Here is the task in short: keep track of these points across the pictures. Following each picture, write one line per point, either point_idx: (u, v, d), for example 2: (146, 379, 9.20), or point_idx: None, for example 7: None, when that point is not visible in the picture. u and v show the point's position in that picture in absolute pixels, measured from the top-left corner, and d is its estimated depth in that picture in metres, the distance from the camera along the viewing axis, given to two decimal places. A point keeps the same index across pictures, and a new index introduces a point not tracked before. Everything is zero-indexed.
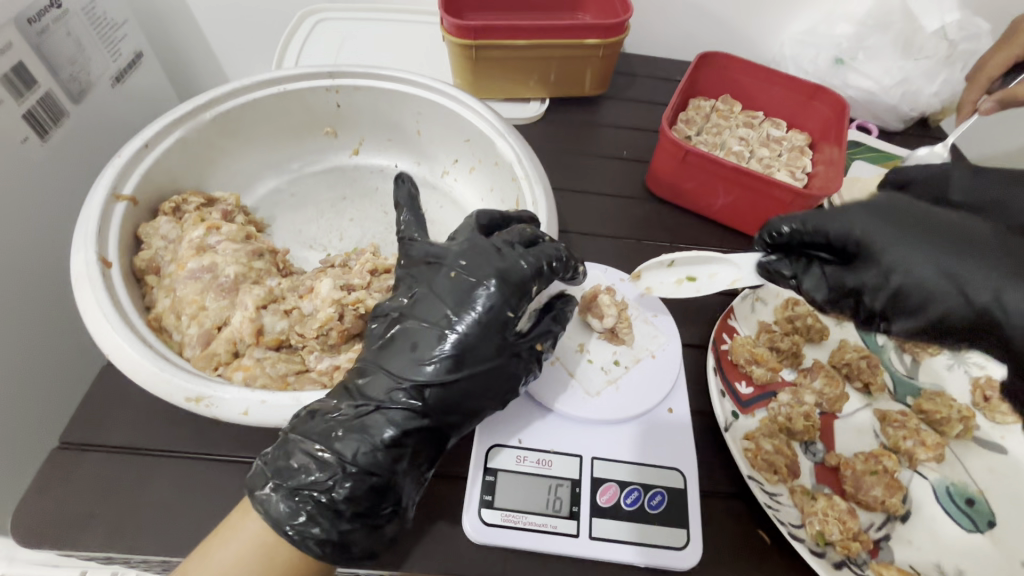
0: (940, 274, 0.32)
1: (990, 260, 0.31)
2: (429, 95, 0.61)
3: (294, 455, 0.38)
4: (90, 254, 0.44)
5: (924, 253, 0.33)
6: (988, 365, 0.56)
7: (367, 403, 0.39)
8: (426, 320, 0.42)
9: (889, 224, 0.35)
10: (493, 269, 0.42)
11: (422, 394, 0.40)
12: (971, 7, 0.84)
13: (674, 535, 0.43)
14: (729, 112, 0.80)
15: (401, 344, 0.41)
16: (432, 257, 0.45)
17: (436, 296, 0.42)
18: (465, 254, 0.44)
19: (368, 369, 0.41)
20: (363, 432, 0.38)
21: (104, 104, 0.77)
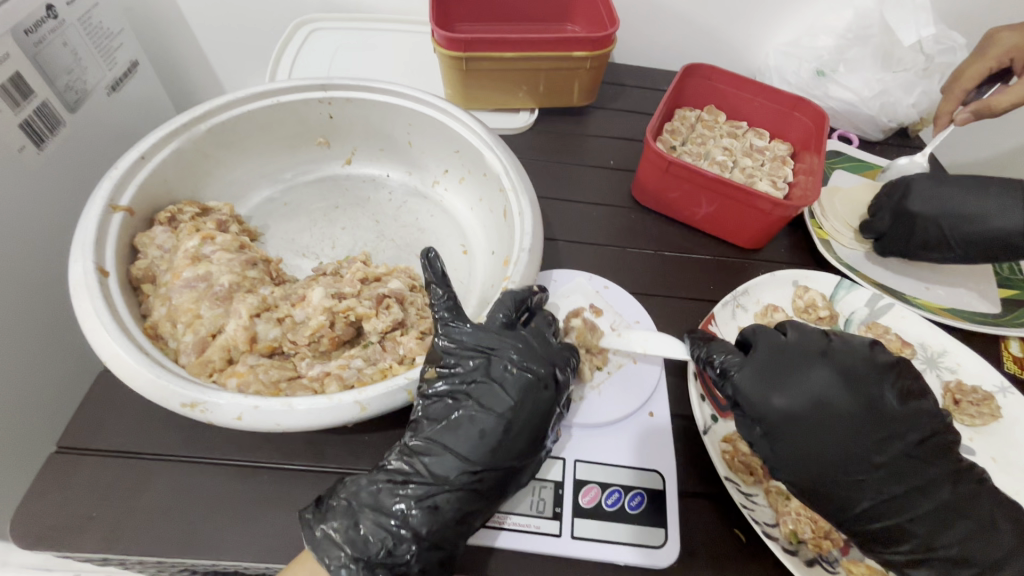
0: (842, 464, 0.43)
1: (881, 475, 0.43)
2: (419, 107, 0.63)
3: (367, 524, 0.39)
4: (88, 263, 0.45)
5: (838, 450, 0.43)
6: (958, 370, 0.59)
7: (435, 482, 0.40)
8: (489, 408, 0.42)
9: (820, 414, 0.44)
10: (546, 364, 0.45)
11: (485, 478, 0.41)
12: (949, 21, 0.87)
13: (652, 534, 0.45)
14: (713, 123, 0.83)
15: (466, 427, 0.42)
16: (486, 344, 0.44)
17: (495, 384, 0.43)
18: (519, 348, 0.45)
19: (430, 448, 0.42)
20: (433, 510, 0.39)
21: (100, 113, 0.78)
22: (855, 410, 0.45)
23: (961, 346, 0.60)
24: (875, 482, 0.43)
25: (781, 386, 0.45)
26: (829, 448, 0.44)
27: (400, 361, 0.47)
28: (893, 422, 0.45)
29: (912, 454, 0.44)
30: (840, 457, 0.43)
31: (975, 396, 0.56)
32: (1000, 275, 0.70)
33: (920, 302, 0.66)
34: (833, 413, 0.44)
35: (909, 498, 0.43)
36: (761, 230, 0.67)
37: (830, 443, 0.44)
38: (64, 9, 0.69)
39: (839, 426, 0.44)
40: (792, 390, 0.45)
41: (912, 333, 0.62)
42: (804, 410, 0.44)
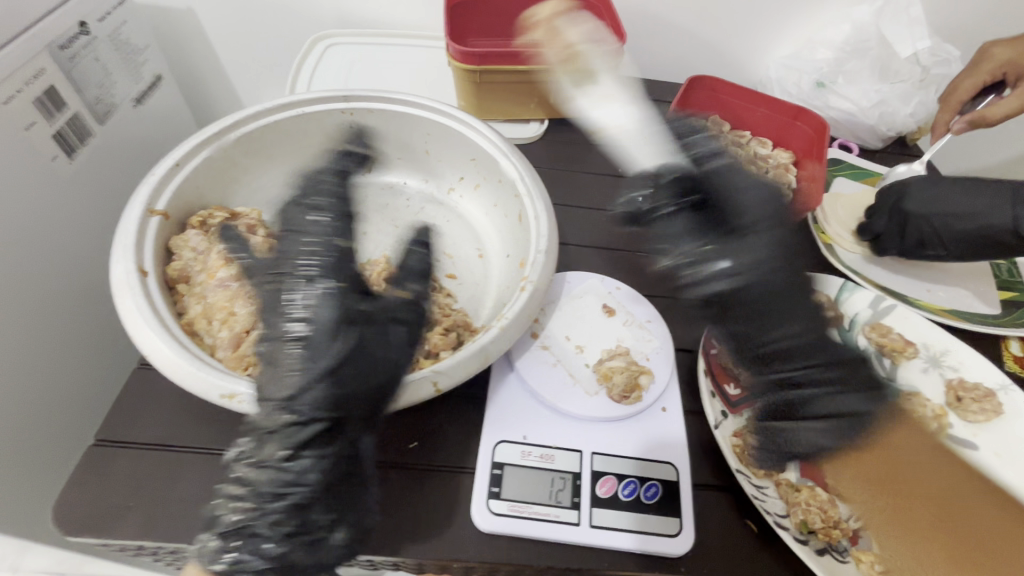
0: (773, 300, 0.40)
1: (796, 303, 0.40)
2: (437, 116, 0.66)
3: (230, 483, 0.39)
4: (129, 264, 0.47)
5: (774, 287, 0.40)
6: (961, 368, 0.61)
7: (258, 432, 0.39)
8: (275, 334, 0.40)
9: (764, 237, 0.43)
10: (315, 260, 0.41)
11: (300, 406, 0.38)
12: (943, 35, 0.90)
13: (667, 523, 0.46)
14: (717, 132, 0.85)
15: (273, 368, 0.40)
16: (306, 266, 0.41)
17: (274, 308, 0.41)
18: (337, 270, 0.41)
19: (264, 402, 0.39)
20: (263, 460, 0.38)
21: (127, 125, 0.81)
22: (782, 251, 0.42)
23: (962, 346, 0.62)
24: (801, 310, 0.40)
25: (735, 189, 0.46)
26: (759, 286, 0.40)
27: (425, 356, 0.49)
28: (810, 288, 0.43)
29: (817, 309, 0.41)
30: (782, 298, 0.40)
31: (976, 393, 0.58)
32: (1000, 277, 0.72)
33: (924, 304, 0.68)
34: (763, 245, 0.42)
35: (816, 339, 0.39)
36: None
37: (756, 266, 0.41)
38: (96, 26, 0.73)
39: (767, 257, 0.42)
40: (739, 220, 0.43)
41: (916, 333, 0.64)
42: (747, 230, 0.43)
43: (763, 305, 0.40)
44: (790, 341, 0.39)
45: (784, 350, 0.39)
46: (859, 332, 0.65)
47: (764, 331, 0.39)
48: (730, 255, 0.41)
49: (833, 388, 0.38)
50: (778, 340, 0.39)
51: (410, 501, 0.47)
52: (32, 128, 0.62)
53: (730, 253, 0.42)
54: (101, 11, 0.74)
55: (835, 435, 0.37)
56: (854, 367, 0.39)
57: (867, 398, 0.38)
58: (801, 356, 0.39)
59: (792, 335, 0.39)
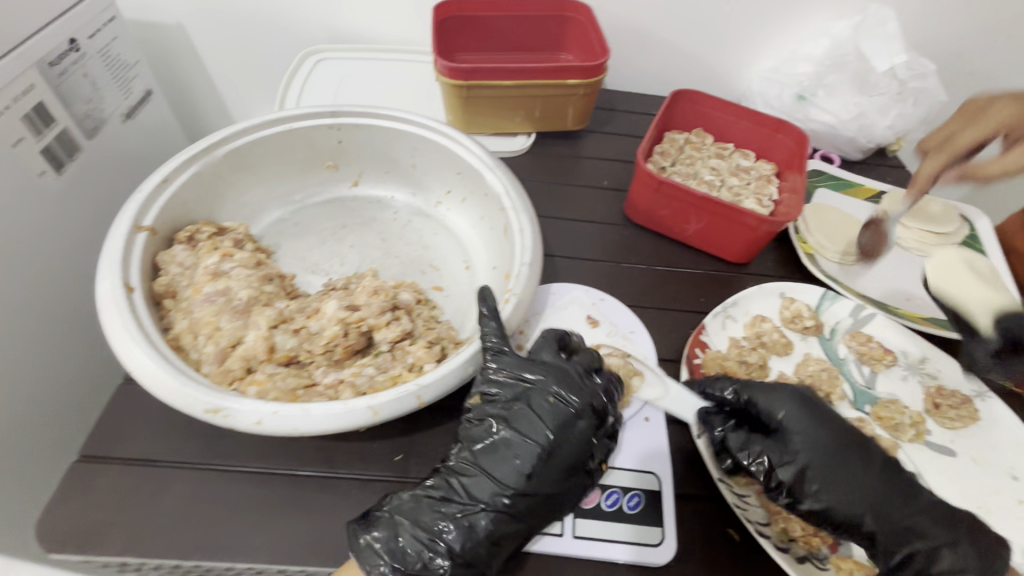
0: (847, 486, 0.47)
1: (882, 504, 0.46)
2: (423, 132, 0.67)
3: (402, 535, 0.42)
4: (115, 280, 0.48)
5: (835, 459, 0.48)
6: (939, 376, 0.62)
7: (473, 503, 0.44)
8: (490, 472, 0.45)
9: (816, 435, 0.49)
10: (580, 394, 0.48)
11: (517, 503, 0.44)
12: (919, 48, 0.92)
13: (650, 532, 0.47)
14: (701, 144, 0.87)
15: (504, 453, 0.45)
16: (522, 371, 0.49)
17: (529, 417, 0.47)
18: (559, 380, 0.49)
19: (468, 470, 0.45)
20: (469, 530, 0.43)
21: (115, 139, 0.82)
22: (841, 432, 0.49)
23: (940, 354, 0.63)
24: (885, 498, 0.47)
25: (778, 389, 0.52)
26: (846, 477, 0.47)
27: (409, 368, 0.49)
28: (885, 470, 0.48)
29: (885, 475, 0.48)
30: (839, 475, 0.47)
31: (954, 399, 0.59)
32: None
33: (902, 312, 0.70)
34: (835, 440, 0.49)
35: (907, 507, 0.47)
36: (749, 244, 0.71)
37: (826, 453, 0.48)
38: (86, 43, 0.73)
39: (837, 449, 0.48)
40: (804, 420, 0.50)
41: (894, 342, 0.66)
42: (792, 429, 0.50)
43: (839, 483, 0.47)
44: (880, 505, 0.46)
45: (884, 511, 0.46)
46: (839, 340, 0.66)
47: (858, 496, 0.46)
48: (831, 462, 0.48)
49: (942, 539, 0.45)
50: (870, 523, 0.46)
51: None
52: (20, 143, 0.63)
53: (785, 461, 0.48)
54: (91, 27, 0.74)
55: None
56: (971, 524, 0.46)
57: (952, 554, 0.45)
58: (904, 520, 0.46)
59: (869, 505, 0.46)
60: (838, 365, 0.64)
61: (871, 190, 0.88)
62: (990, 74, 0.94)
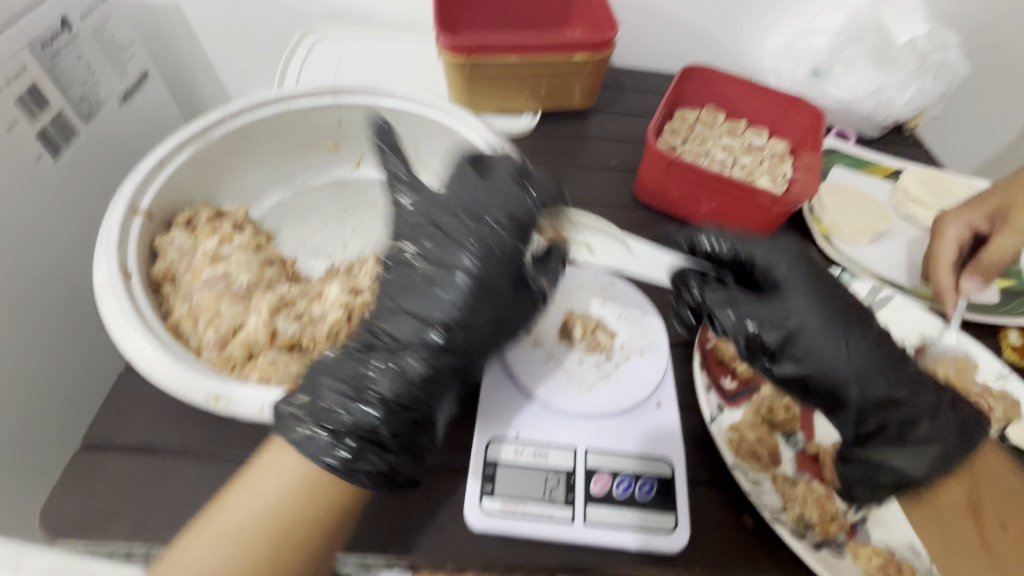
0: (841, 346, 0.42)
1: (877, 365, 0.42)
2: (426, 111, 0.65)
3: (326, 398, 0.40)
4: (112, 265, 0.47)
5: (827, 319, 0.43)
6: (958, 358, 0.61)
7: (398, 343, 0.42)
8: (422, 313, 0.42)
9: (809, 291, 0.44)
10: (509, 216, 0.44)
11: (451, 336, 0.42)
12: (942, 19, 0.88)
13: (662, 519, 0.46)
14: (712, 122, 0.84)
15: (428, 290, 0.43)
16: (433, 204, 0.45)
17: (450, 248, 0.43)
18: (487, 203, 0.44)
19: (387, 313, 0.43)
20: (398, 373, 0.41)
21: (113, 122, 0.80)
22: (835, 295, 0.45)
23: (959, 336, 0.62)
24: (879, 360, 0.42)
25: (774, 250, 0.47)
26: (840, 338, 0.42)
27: None
28: (885, 341, 0.43)
29: (886, 342, 0.43)
30: (829, 328, 0.42)
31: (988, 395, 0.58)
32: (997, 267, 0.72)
33: (917, 293, 0.68)
34: (824, 299, 0.43)
35: (902, 377, 0.42)
36: (762, 225, 0.69)
37: (815, 309, 0.43)
38: (78, 23, 0.71)
39: (832, 313, 0.43)
40: (800, 279, 0.45)
41: (912, 325, 0.64)
42: (787, 282, 0.45)
43: (818, 341, 0.42)
44: (864, 369, 0.42)
45: (868, 379, 0.42)
46: None
47: (841, 358, 0.42)
48: (829, 321, 0.42)
49: (921, 411, 0.41)
50: (862, 376, 0.42)
51: (402, 497, 0.46)
52: (15, 127, 0.61)
53: (775, 321, 0.43)
54: (84, 7, 0.72)
55: (940, 454, 0.40)
56: (956, 400, 0.43)
57: (947, 428, 0.41)
58: (887, 388, 0.42)
59: (858, 368, 0.42)
60: None
61: (888, 169, 0.85)
62: (1012, 47, 0.91)
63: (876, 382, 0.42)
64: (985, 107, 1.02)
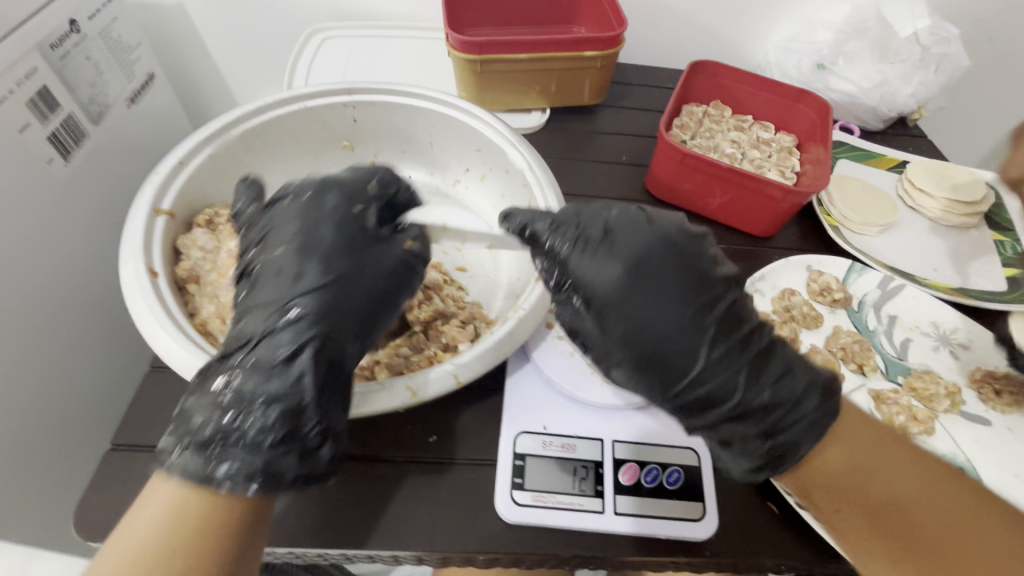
0: (679, 353, 0.39)
1: (716, 365, 0.39)
2: (440, 108, 0.65)
3: (196, 416, 0.38)
4: (139, 265, 0.47)
5: (658, 319, 0.39)
6: (970, 346, 0.62)
7: (252, 340, 0.41)
8: (275, 299, 0.43)
9: (629, 289, 0.40)
10: (346, 195, 0.48)
11: (304, 307, 0.42)
12: (944, 13, 0.89)
13: (690, 507, 0.46)
14: (719, 117, 0.85)
15: (274, 279, 0.44)
16: (272, 203, 0.48)
17: (288, 236, 0.45)
18: (314, 192, 0.48)
19: (244, 315, 0.43)
20: (259, 364, 0.40)
21: (121, 124, 0.80)
22: (675, 284, 0.40)
23: (971, 324, 0.63)
24: (717, 358, 0.39)
25: (601, 246, 0.42)
26: (674, 341, 0.39)
27: (444, 349, 0.50)
28: (733, 332, 0.40)
29: (726, 332, 0.40)
30: (660, 334, 0.39)
31: (1010, 385, 0.58)
32: (1004, 255, 0.73)
33: (930, 282, 0.69)
34: (668, 296, 0.40)
35: (739, 375, 0.39)
36: (775, 216, 0.70)
37: (647, 311, 0.39)
38: (86, 24, 0.71)
39: (679, 311, 0.39)
40: (626, 275, 0.41)
41: (924, 314, 0.65)
42: (608, 288, 0.41)
43: (657, 347, 0.39)
44: (712, 371, 0.39)
45: (712, 382, 0.40)
46: (867, 312, 0.65)
47: (682, 365, 0.39)
48: (647, 325, 0.39)
49: (767, 407, 0.40)
50: (704, 381, 0.39)
51: (432, 491, 0.46)
52: (27, 129, 0.61)
53: (608, 334, 0.41)
54: (91, 8, 0.72)
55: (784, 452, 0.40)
56: (815, 390, 0.40)
57: (800, 424, 0.39)
58: (740, 386, 0.40)
59: (708, 367, 0.39)
60: (867, 337, 0.63)
61: (894, 160, 0.86)
62: (1012, 39, 0.92)
63: (730, 384, 0.39)
64: (985, 98, 1.03)
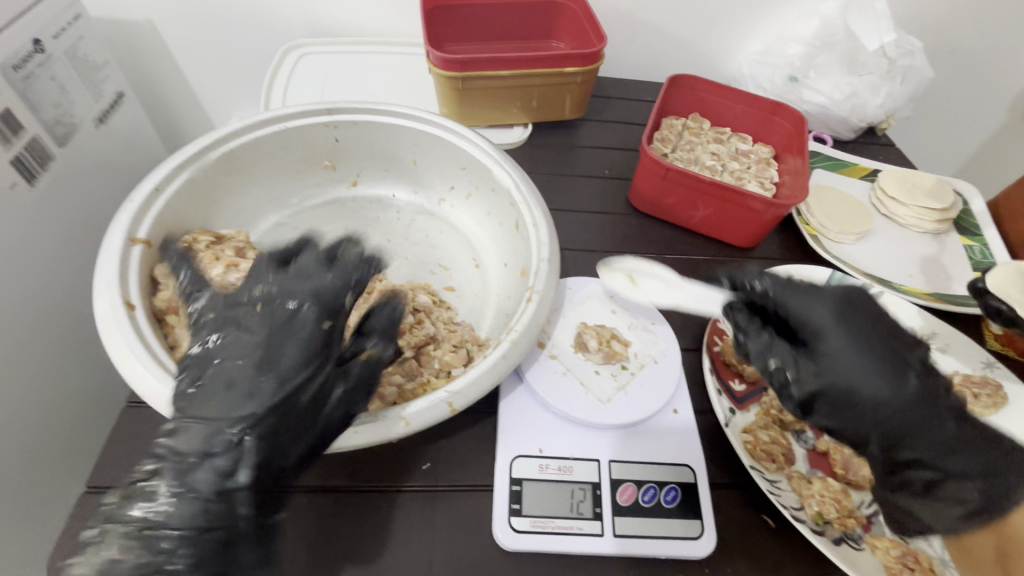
0: (882, 403, 0.42)
1: (914, 423, 0.42)
2: (424, 127, 0.65)
3: (117, 533, 0.34)
4: (115, 298, 0.45)
5: (856, 374, 0.42)
6: (948, 351, 0.64)
7: (187, 456, 0.36)
8: (207, 416, 0.37)
9: (845, 343, 0.43)
10: (308, 298, 0.41)
11: (256, 429, 0.38)
12: (908, 26, 0.93)
13: (689, 526, 0.46)
14: (699, 130, 0.86)
15: (218, 390, 0.38)
16: (227, 301, 0.42)
17: (238, 343, 0.40)
18: (271, 296, 0.42)
19: (181, 425, 0.37)
20: (196, 487, 0.36)
21: (89, 145, 0.77)
22: (885, 344, 0.43)
23: (948, 330, 0.65)
24: (919, 415, 0.42)
25: (817, 296, 0.45)
26: (872, 390, 0.41)
27: (437, 374, 0.50)
28: (927, 391, 0.42)
29: (925, 390, 0.43)
30: (866, 390, 0.41)
31: (986, 387, 0.59)
32: (974, 259, 0.76)
33: (906, 288, 0.71)
34: (874, 349, 0.43)
35: (933, 431, 0.42)
36: (756, 228, 0.71)
37: (849, 365, 0.42)
38: (50, 43, 0.68)
39: (884, 365, 0.42)
40: (839, 324, 0.43)
41: (903, 320, 0.66)
42: (823, 334, 0.43)
43: (852, 400, 0.42)
44: (913, 422, 0.42)
45: (908, 433, 0.42)
46: None
47: (880, 416, 0.42)
48: (863, 374, 0.42)
49: (962, 467, 0.42)
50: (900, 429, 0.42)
51: (427, 521, 0.45)
52: None
53: (811, 375, 0.43)
54: (55, 26, 0.69)
55: (970, 511, 0.42)
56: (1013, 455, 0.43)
57: (984, 484, 0.42)
58: (920, 442, 0.42)
59: (906, 420, 0.42)
60: None
61: (865, 169, 0.89)
62: (971, 51, 0.96)
63: (927, 439, 0.42)
64: (946, 107, 1.08)
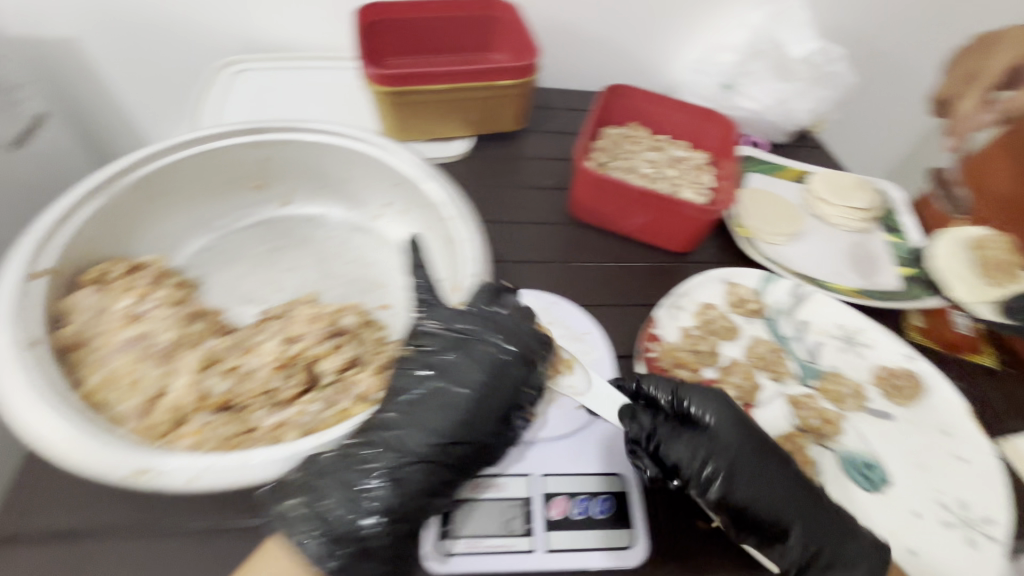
0: (776, 498, 0.46)
1: (805, 516, 0.46)
2: (356, 145, 0.64)
3: (332, 505, 0.41)
4: (10, 335, 0.42)
5: (760, 477, 0.47)
6: (874, 345, 0.66)
7: (408, 453, 0.44)
8: (419, 422, 0.45)
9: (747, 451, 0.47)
10: (517, 343, 0.50)
11: (448, 450, 0.45)
12: (832, 34, 0.97)
13: (620, 535, 0.46)
14: (637, 138, 0.88)
15: (435, 401, 0.46)
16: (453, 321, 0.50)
17: (470, 363, 0.48)
18: (495, 329, 0.50)
19: (403, 423, 0.45)
20: (399, 481, 0.43)
21: (4, 170, 0.73)
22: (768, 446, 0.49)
23: (873, 325, 0.67)
24: (802, 509, 0.46)
25: (714, 400, 0.50)
26: (767, 487, 0.46)
27: (359, 399, 0.47)
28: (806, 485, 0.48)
29: (805, 487, 0.47)
30: (766, 487, 0.46)
31: (906, 379, 0.62)
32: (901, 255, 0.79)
33: (834, 286, 0.74)
34: (760, 450, 0.48)
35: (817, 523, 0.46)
36: (691, 234, 0.73)
37: (755, 469, 0.47)
38: None
39: (772, 464, 0.47)
40: (730, 427, 0.49)
41: (830, 318, 0.69)
42: (723, 438, 0.48)
43: (758, 497, 0.46)
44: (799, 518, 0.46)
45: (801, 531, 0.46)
46: (783, 320, 0.68)
47: (773, 514, 0.46)
48: (758, 475, 0.47)
49: (857, 556, 0.45)
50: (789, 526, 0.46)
51: None
52: None
53: (721, 475, 0.46)
54: None
55: None
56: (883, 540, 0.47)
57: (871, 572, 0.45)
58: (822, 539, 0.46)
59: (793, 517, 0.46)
60: (782, 344, 0.66)
61: (796, 171, 0.92)
62: (891, 57, 1.02)
63: (811, 537, 0.46)
64: (873, 110, 1.13)
